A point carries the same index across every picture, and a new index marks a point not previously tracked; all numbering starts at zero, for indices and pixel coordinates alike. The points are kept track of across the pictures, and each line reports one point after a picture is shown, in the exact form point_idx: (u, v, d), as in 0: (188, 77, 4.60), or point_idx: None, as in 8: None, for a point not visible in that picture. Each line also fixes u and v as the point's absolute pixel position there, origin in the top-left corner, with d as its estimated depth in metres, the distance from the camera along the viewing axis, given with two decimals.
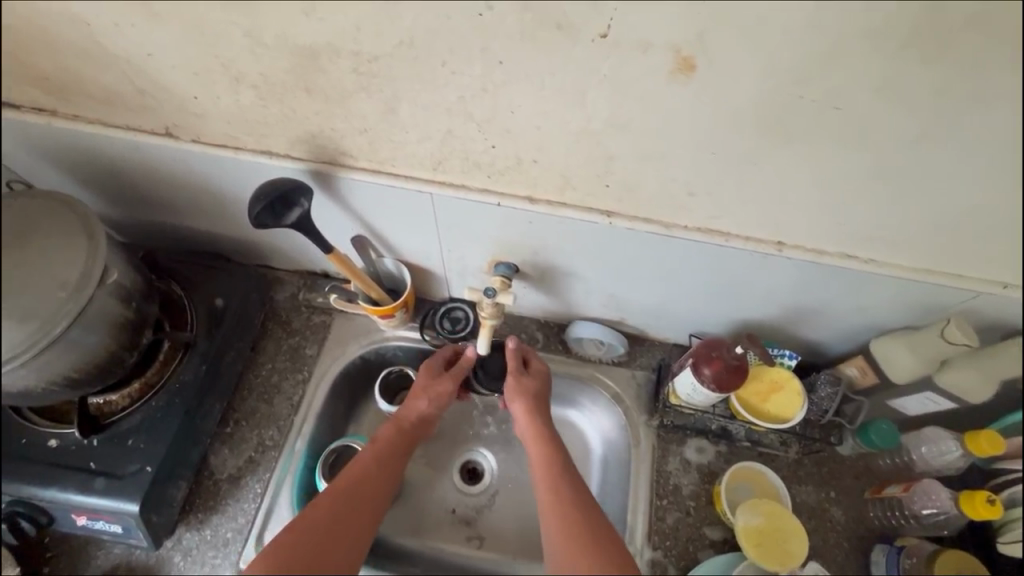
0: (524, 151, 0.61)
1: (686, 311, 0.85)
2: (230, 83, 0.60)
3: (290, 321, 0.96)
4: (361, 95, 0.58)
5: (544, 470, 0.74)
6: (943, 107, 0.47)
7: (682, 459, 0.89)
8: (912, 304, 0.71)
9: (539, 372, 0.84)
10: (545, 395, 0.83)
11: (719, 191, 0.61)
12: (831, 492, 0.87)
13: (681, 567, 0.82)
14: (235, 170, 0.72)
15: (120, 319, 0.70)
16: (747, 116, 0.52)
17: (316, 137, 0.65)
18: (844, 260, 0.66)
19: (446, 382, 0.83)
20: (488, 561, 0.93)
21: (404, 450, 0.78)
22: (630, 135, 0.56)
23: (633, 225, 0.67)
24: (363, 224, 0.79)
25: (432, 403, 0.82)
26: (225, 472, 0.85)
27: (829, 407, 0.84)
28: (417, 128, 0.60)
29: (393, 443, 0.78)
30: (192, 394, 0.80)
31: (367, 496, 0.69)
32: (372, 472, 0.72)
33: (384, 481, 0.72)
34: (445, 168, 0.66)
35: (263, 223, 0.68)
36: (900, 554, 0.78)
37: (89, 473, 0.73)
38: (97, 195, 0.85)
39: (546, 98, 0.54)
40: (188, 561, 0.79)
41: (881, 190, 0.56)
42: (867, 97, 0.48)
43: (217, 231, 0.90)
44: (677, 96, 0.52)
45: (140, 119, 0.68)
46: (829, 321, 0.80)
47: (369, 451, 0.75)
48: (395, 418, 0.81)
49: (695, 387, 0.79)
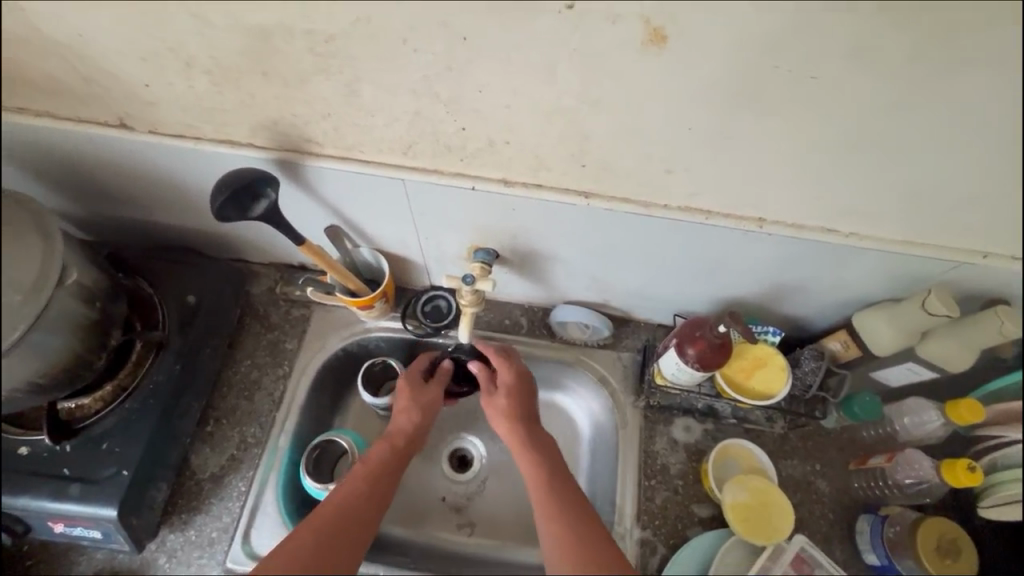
0: (496, 133, 0.59)
1: (669, 291, 0.84)
2: (183, 69, 0.56)
3: (268, 315, 0.94)
4: (321, 77, 0.55)
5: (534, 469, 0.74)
6: (926, 68, 0.46)
7: (669, 439, 0.89)
8: (894, 277, 0.71)
9: (506, 386, 0.81)
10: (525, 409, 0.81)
11: (697, 167, 0.59)
12: (816, 465, 0.87)
13: (670, 546, 0.83)
14: (198, 161, 0.69)
15: (84, 320, 0.67)
16: (724, 88, 0.50)
17: (278, 123, 0.62)
18: (827, 234, 0.65)
19: (433, 395, 0.84)
20: (480, 547, 0.94)
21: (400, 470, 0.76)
22: (605, 111, 0.54)
23: (612, 206, 0.66)
24: (335, 213, 0.76)
25: (420, 415, 0.82)
26: (207, 471, 0.83)
27: (812, 381, 0.83)
28: (383, 110, 0.58)
29: (388, 463, 0.75)
30: (168, 395, 0.78)
31: (370, 500, 0.69)
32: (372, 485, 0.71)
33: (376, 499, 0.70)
34: (416, 153, 0.64)
35: (228, 216, 0.65)
36: (884, 524, 0.80)
37: (63, 480, 0.71)
38: (56, 192, 0.82)
39: (515, 74, 0.52)
40: (173, 562, 0.78)
41: (863, 161, 0.55)
42: (845, 63, 0.47)
43: (185, 225, 0.87)
44: (651, 69, 0.50)
45: (92, 110, 0.65)
46: (812, 297, 0.80)
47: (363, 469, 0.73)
48: (387, 436, 0.79)
49: (680, 368, 0.79)
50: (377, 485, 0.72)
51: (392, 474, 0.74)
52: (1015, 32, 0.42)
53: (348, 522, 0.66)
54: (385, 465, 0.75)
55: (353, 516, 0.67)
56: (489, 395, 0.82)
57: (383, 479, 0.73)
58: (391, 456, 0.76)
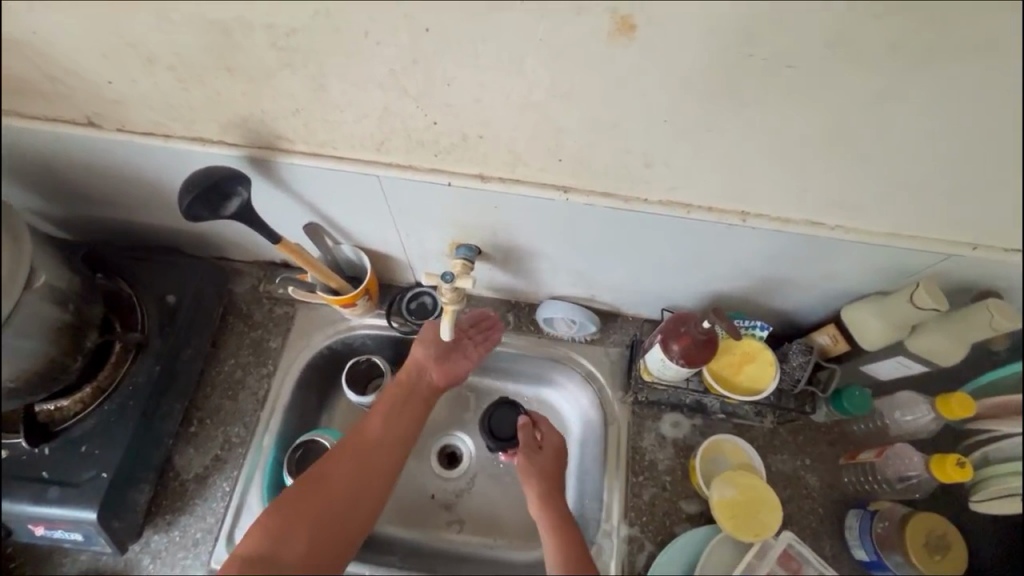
0: (469, 128, 0.57)
1: (656, 285, 0.83)
2: (145, 66, 0.55)
3: (251, 314, 0.93)
4: (286, 72, 0.53)
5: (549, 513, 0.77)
6: (908, 55, 0.44)
7: (657, 434, 0.88)
8: (882, 270, 0.69)
9: (553, 448, 0.83)
10: (557, 471, 0.82)
11: (677, 160, 0.58)
12: (806, 459, 0.86)
13: (658, 542, 0.82)
14: (170, 159, 0.68)
15: (57, 323, 0.67)
16: (699, 78, 0.49)
17: (247, 120, 0.60)
18: (813, 228, 0.63)
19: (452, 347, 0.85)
20: (469, 544, 0.93)
21: (416, 409, 0.82)
22: (577, 104, 0.53)
23: (591, 200, 0.64)
24: (314, 211, 0.75)
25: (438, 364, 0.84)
26: (191, 472, 0.83)
27: (801, 376, 0.82)
28: (352, 106, 0.56)
29: (400, 412, 0.81)
30: (147, 396, 0.77)
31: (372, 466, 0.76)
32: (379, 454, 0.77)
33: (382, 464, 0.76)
34: (389, 148, 0.62)
35: (197, 215, 0.64)
36: (873, 519, 0.78)
37: (43, 483, 0.71)
38: (30, 193, 0.81)
39: (483, 67, 0.50)
40: (157, 564, 0.78)
41: (845, 153, 0.53)
42: (823, 52, 0.45)
43: (164, 224, 0.86)
44: (622, 60, 0.48)
45: (57, 108, 0.63)
46: (800, 290, 0.78)
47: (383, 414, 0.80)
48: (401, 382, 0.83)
49: (664, 364, 0.77)
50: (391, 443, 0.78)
51: (407, 419, 0.81)
52: (1015, 19, 0.40)
53: (365, 475, 0.75)
54: (396, 414, 0.81)
55: (370, 467, 0.76)
56: (529, 453, 0.83)
57: (396, 429, 0.80)
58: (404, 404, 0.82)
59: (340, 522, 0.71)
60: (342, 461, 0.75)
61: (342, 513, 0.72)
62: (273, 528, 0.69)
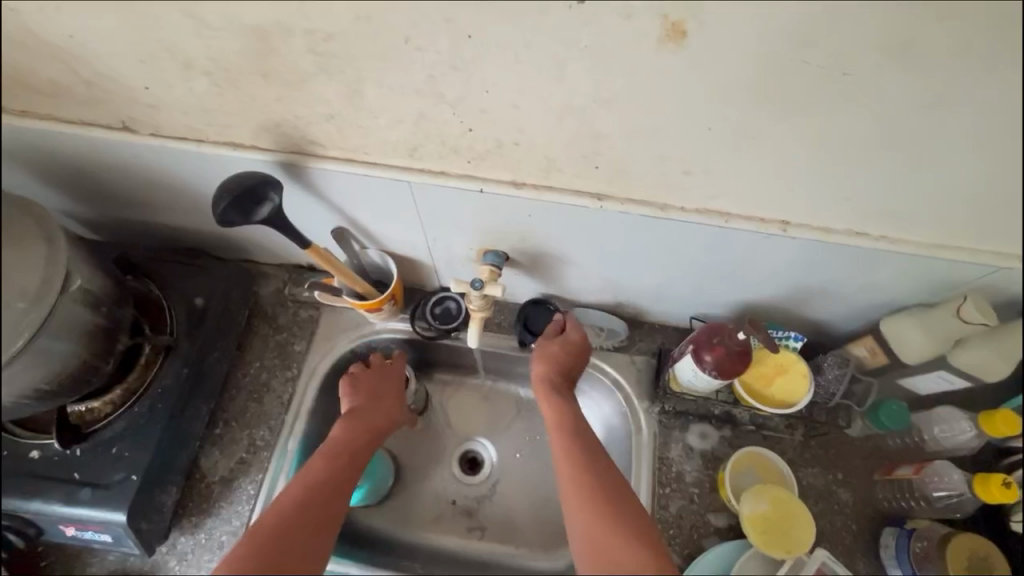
0: (505, 134, 0.56)
1: (686, 293, 0.81)
2: (182, 70, 0.55)
3: (276, 317, 0.93)
4: (322, 78, 0.53)
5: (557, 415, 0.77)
6: (965, 65, 0.42)
7: (684, 445, 0.86)
8: (925, 281, 0.67)
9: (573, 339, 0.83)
10: (568, 361, 0.82)
11: (717, 168, 0.56)
12: (838, 474, 0.84)
13: (685, 556, 0.81)
14: (202, 164, 0.68)
15: (91, 326, 0.67)
16: (746, 85, 0.47)
17: (281, 125, 0.60)
18: (855, 238, 0.61)
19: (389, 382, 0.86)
20: (490, 552, 0.92)
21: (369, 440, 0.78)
22: (617, 111, 0.52)
23: (626, 208, 0.63)
24: (342, 215, 0.74)
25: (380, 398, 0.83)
26: (217, 474, 0.83)
27: (836, 390, 0.80)
28: (387, 112, 0.56)
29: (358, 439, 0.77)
30: (176, 399, 0.77)
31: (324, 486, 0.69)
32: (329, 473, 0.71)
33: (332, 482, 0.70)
34: (422, 154, 0.61)
35: (231, 221, 0.64)
36: (911, 537, 0.75)
37: (74, 484, 0.71)
38: (63, 195, 0.81)
39: (523, 73, 0.49)
40: (184, 565, 0.78)
41: (893, 165, 0.52)
42: (880, 59, 0.43)
43: (193, 226, 0.86)
44: (667, 66, 0.47)
45: (94, 113, 0.64)
46: (837, 300, 0.76)
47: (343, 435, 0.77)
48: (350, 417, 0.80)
49: (695, 374, 0.76)
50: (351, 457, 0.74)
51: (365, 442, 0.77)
52: None
53: (330, 486, 0.69)
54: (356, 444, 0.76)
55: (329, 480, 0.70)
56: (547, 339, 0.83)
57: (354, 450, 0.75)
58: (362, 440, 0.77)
59: (314, 531, 0.64)
60: (306, 478, 0.69)
61: (313, 523, 0.65)
62: (245, 552, 0.60)
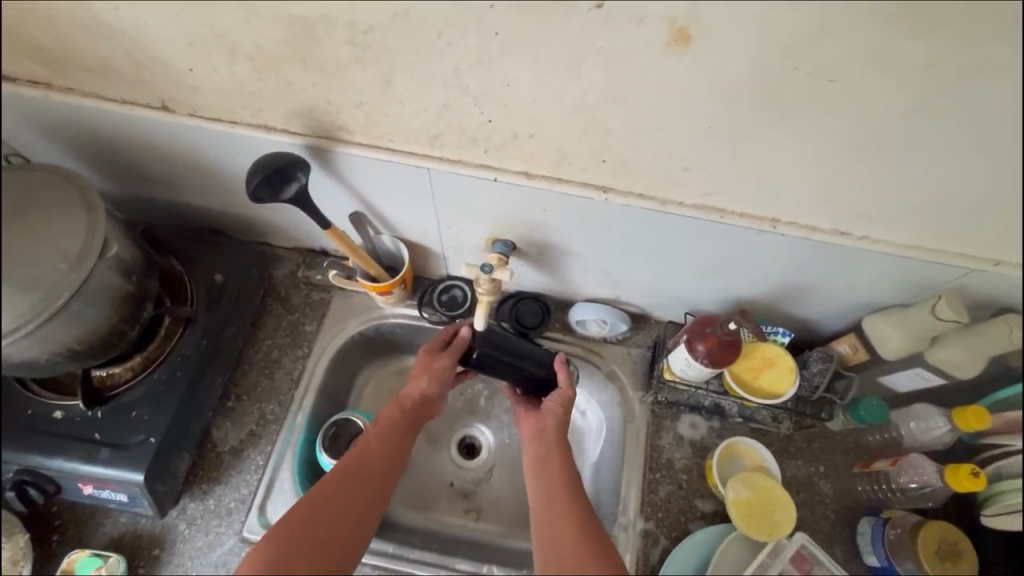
0: (521, 126, 0.61)
1: (681, 288, 0.86)
2: (227, 55, 0.59)
3: (290, 298, 0.97)
4: (357, 67, 0.57)
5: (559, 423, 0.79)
6: (939, 76, 0.47)
7: (675, 434, 0.91)
8: (904, 283, 0.72)
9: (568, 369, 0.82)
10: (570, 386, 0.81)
11: (715, 166, 0.61)
12: (820, 466, 0.89)
13: (673, 539, 0.84)
14: (233, 145, 0.72)
15: (120, 293, 0.71)
16: (742, 89, 0.52)
17: (313, 110, 0.65)
18: (839, 237, 0.66)
19: (446, 361, 0.82)
20: (485, 532, 0.96)
21: (408, 431, 0.78)
22: (625, 108, 0.57)
23: (628, 200, 0.67)
24: (362, 202, 0.79)
25: (436, 385, 0.82)
26: (228, 444, 0.86)
27: (819, 382, 0.85)
28: (413, 101, 0.60)
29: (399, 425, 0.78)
30: (194, 367, 0.81)
31: (369, 477, 0.70)
32: (374, 456, 0.72)
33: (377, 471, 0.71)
34: (442, 143, 0.66)
35: (261, 198, 0.69)
36: (886, 525, 0.80)
37: (95, 444, 0.75)
38: (93, 171, 0.85)
39: (543, 70, 0.54)
40: (193, 529, 0.82)
41: (872, 169, 0.57)
42: (864, 69, 0.49)
43: (216, 208, 0.90)
44: (673, 68, 0.52)
45: (137, 92, 0.68)
46: (823, 299, 0.81)
47: (381, 427, 0.77)
48: (396, 398, 0.81)
49: (688, 363, 0.80)
50: (395, 448, 0.75)
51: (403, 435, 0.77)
52: None
53: (368, 476, 0.70)
54: (390, 430, 0.76)
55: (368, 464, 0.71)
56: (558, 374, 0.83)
57: (388, 442, 0.75)
58: (399, 417, 0.79)
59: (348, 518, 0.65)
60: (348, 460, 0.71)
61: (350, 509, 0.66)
62: (289, 531, 0.62)
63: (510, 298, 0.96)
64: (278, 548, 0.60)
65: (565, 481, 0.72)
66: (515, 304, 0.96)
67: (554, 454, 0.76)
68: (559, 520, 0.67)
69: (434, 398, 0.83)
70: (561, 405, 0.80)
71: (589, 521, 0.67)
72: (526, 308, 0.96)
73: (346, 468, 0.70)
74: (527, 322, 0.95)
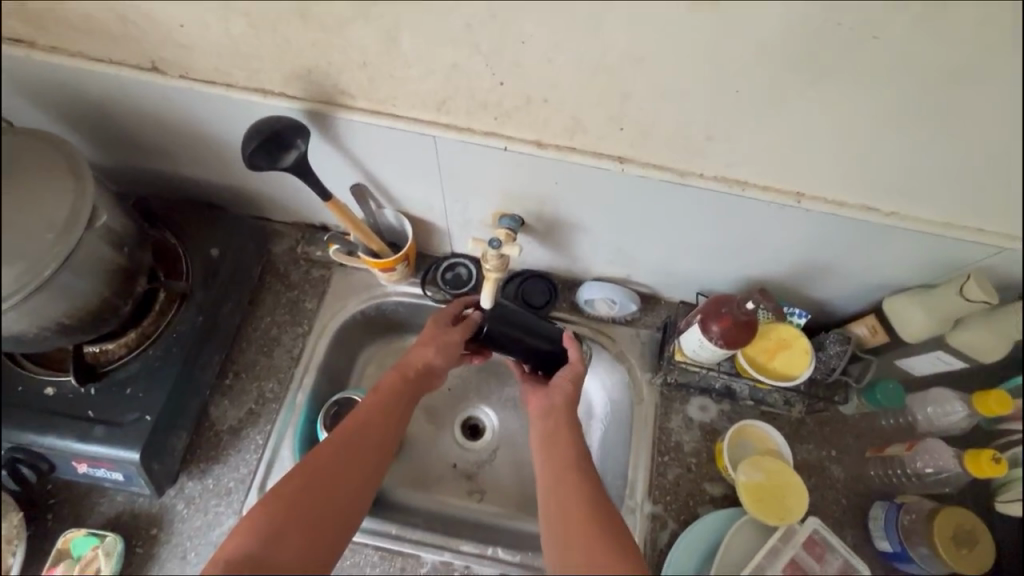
0: (534, 89, 0.57)
1: (695, 267, 0.83)
2: (220, 10, 0.56)
3: (289, 274, 0.93)
4: (360, 23, 0.54)
5: (565, 399, 0.77)
6: (990, 33, 0.44)
7: (684, 417, 0.89)
8: (929, 263, 0.70)
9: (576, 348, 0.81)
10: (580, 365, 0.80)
11: (740, 135, 0.58)
12: (832, 451, 0.87)
13: (681, 522, 0.83)
14: (228, 111, 0.68)
15: (111, 266, 0.68)
16: (774, 48, 0.49)
17: (312, 72, 0.61)
18: (867, 213, 0.63)
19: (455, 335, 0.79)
20: (488, 513, 0.94)
21: (409, 401, 0.76)
22: (646, 70, 0.53)
23: (645, 171, 0.64)
24: (364, 173, 0.76)
25: (441, 355, 0.79)
26: (226, 423, 0.84)
27: (836, 365, 0.82)
28: (420, 62, 0.57)
29: (390, 402, 0.74)
30: (190, 344, 0.78)
31: (368, 450, 0.68)
32: (374, 429, 0.70)
33: (377, 444, 0.69)
34: (449, 109, 0.62)
35: (259, 166, 0.66)
36: (900, 511, 0.79)
37: (88, 422, 0.72)
38: (82, 139, 0.81)
39: (560, 26, 0.51)
40: (191, 509, 0.80)
41: (906, 139, 0.54)
42: (910, 24, 0.45)
43: (212, 180, 0.87)
44: (701, 25, 0.49)
45: (126, 52, 0.64)
46: (843, 279, 0.78)
47: (375, 399, 0.73)
48: (400, 365, 0.78)
49: (701, 343, 0.77)
50: (383, 428, 0.70)
51: (400, 408, 0.74)
52: None
53: (366, 449, 0.67)
54: (392, 401, 0.73)
55: (367, 436, 0.69)
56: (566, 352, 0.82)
57: (388, 414, 0.72)
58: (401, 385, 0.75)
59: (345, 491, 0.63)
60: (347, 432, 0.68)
61: (347, 482, 0.64)
62: (284, 504, 0.60)
63: (518, 277, 0.93)
64: (271, 521, 0.58)
65: (571, 456, 0.70)
66: (522, 282, 0.93)
67: (559, 430, 0.74)
68: (566, 497, 0.65)
69: (438, 370, 0.80)
70: (569, 381, 0.78)
71: (596, 506, 0.64)
72: (534, 287, 0.93)
73: (344, 440, 0.67)
74: (534, 300, 0.92)
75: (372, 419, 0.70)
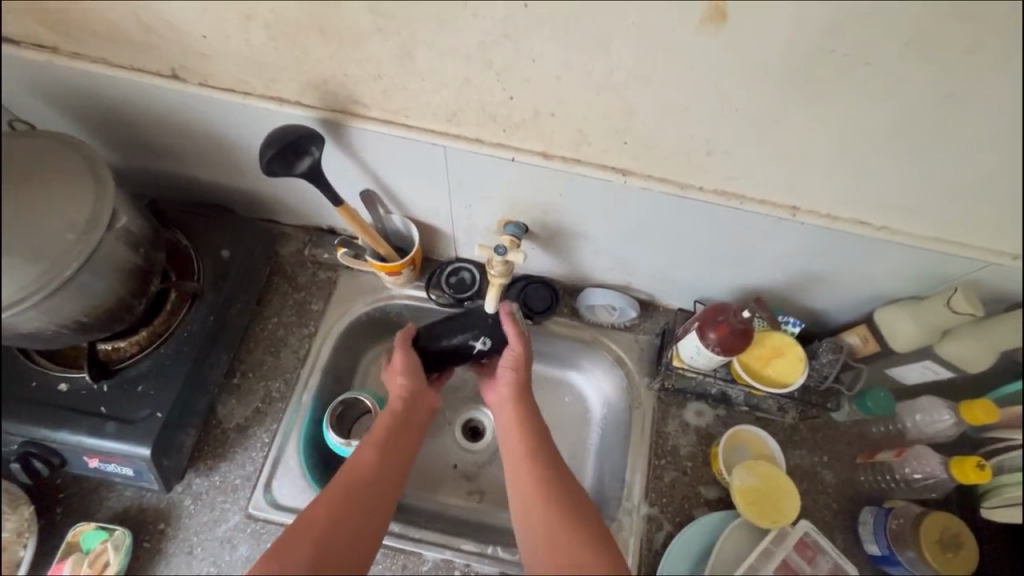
0: (542, 103, 0.60)
1: (693, 276, 0.85)
2: (242, 22, 0.58)
3: (296, 276, 0.95)
4: (377, 38, 0.56)
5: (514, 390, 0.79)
6: (975, 61, 0.47)
7: (681, 421, 0.91)
8: (918, 276, 0.72)
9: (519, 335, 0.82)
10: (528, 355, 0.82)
11: (739, 150, 0.60)
12: (823, 456, 0.89)
13: (676, 524, 0.85)
14: (244, 117, 0.71)
15: (127, 266, 0.69)
16: (771, 70, 0.52)
17: (328, 83, 0.63)
18: (859, 227, 0.66)
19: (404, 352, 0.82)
20: (488, 513, 0.96)
21: (400, 430, 0.77)
22: (650, 89, 0.56)
23: (647, 184, 0.66)
24: (374, 179, 0.78)
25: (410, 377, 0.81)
26: (233, 421, 0.86)
27: (829, 372, 0.85)
28: (434, 76, 0.59)
29: (378, 440, 0.75)
30: (199, 343, 0.80)
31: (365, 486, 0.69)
32: (370, 469, 0.71)
33: (375, 481, 0.70)
34: (460, 121, 0.65)
35: (274, 172, 0.68)
36: (888, 515, 0.81)
37: (101, 417, 0.74)
38: (97, 142, 0.83)
39: (569, 45, 0.53)
40: (197, 505, 0.81)
41: (895, 158, 0.57)
42: (900, 52, 0.48)
43: (223, 183, 0.89)
44: (703, 47, 0.51)
45: (146, 59, 0.66)
46: (836, 290, 0.81)
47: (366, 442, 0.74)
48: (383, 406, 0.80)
49: (698, 350, 0.80)
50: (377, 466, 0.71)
51: (393, 441, 0.75)
52: None
53: (364, 489, 0.69)
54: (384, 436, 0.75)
55: (364, 477, 0.70)
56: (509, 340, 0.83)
57: (383, 451, 0.73)
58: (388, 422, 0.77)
59: (349, 534, 0.65)
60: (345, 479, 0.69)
61: (352, 529, 0.65)
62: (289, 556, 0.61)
63: (518, 283, 0.95)
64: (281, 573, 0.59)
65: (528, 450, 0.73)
66: (524, 288, 0.95)
67: (515, 426, 0.77)
68: (532, 495, 0.68)
69: (417, 392, 0.81)
70: (512, 367, 0.80)
71: (565, 505, 0.67)
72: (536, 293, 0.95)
73: (342, 487, 0.68)
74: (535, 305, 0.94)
75: (364, 461, 0.71)
